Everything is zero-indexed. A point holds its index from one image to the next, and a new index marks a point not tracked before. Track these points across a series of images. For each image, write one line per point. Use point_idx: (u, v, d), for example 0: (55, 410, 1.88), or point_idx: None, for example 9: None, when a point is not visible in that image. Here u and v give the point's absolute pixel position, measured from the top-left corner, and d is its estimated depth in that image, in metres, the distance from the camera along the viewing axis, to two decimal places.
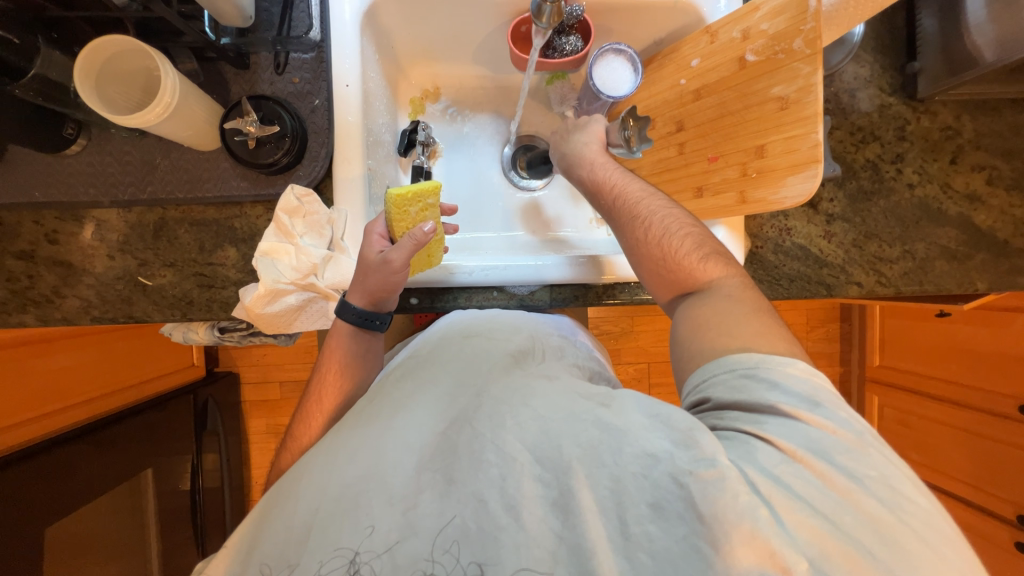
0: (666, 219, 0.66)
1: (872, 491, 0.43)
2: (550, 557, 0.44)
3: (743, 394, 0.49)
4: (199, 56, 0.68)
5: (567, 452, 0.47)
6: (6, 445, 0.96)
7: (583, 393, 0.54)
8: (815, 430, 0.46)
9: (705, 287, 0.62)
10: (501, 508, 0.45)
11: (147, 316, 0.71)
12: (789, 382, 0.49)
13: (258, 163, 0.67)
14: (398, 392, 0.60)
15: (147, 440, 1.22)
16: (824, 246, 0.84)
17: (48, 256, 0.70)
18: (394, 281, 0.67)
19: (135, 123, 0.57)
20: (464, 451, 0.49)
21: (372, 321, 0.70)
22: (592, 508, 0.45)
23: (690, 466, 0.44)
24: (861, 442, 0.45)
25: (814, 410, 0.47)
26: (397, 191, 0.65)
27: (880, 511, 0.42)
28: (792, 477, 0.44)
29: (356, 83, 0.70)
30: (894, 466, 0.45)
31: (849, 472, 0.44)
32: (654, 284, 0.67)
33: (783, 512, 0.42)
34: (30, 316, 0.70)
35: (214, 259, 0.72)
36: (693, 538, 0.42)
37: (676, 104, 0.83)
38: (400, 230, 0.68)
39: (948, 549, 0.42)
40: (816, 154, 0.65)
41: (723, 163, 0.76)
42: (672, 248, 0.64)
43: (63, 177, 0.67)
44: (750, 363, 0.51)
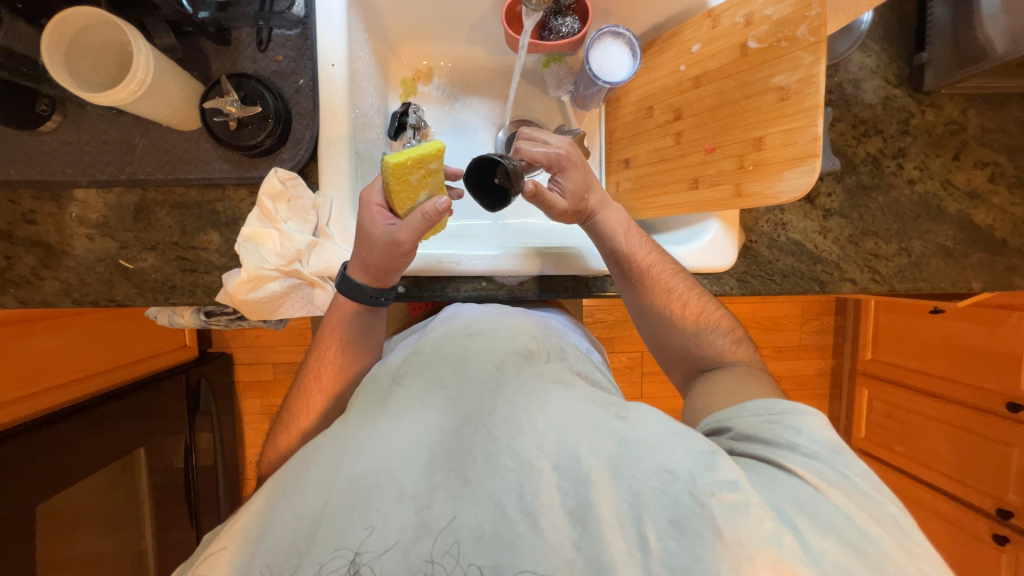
0: (695, 294, 0.70)
1: (887, 528, 0.42)
2: (565, 567, 0.40)
3: (766, 433, 0.50)
4: (177, 30, 0.65)
5: (585, 459, 0.44)
6: (9, 420, 0.96)
7: (598, 402, 0.50)
8: (834, 470, 0.46)
9: (719, 363, 0.66)
10: (519, 514, 0.41)
11: (129, 299, 0.70)
12: (812, 426, 0.49)
13: (240, 145, 0.66)
14: (404, 392, 0.53)
15: (139, 418, 1.23)
16: (819, 241, 0.82)
17: (25, 237, 0.68)
18: (400, 261, 0.63)
19: (110, 101, 0.54)
20: (477, 452, 0.45)
21: (378, 299, 0.66)
22: (610, 519, 0.42)
23: (715, 484, 0.42)
24: (874, 488, 0.45)
25: (837, 457, 0.47)
26: (396, 159, 0.58)
27: (897, 551, 0.41)
28: (811, 507, 0.42)
29: (342, 62, 0.68)
30: (900, 510, 0.44)
31: (866, 509, 0.43)
32: (668, 349, 0.71)
33: (807, 536, 0.40)
34: (8, 297, 0.69)
35: (196, 244, 0.70)
36: (711, 558, 0.39)
37: (675, 91, 0.81)
38: (401, 202, 0.62)
39: None
40: (814, 149, 0.63)
41: (720, 154, 0.74)
42: (699, 324, 0.69)
43: (38, 155, 0.65)
44: (776, 410, 0.52)
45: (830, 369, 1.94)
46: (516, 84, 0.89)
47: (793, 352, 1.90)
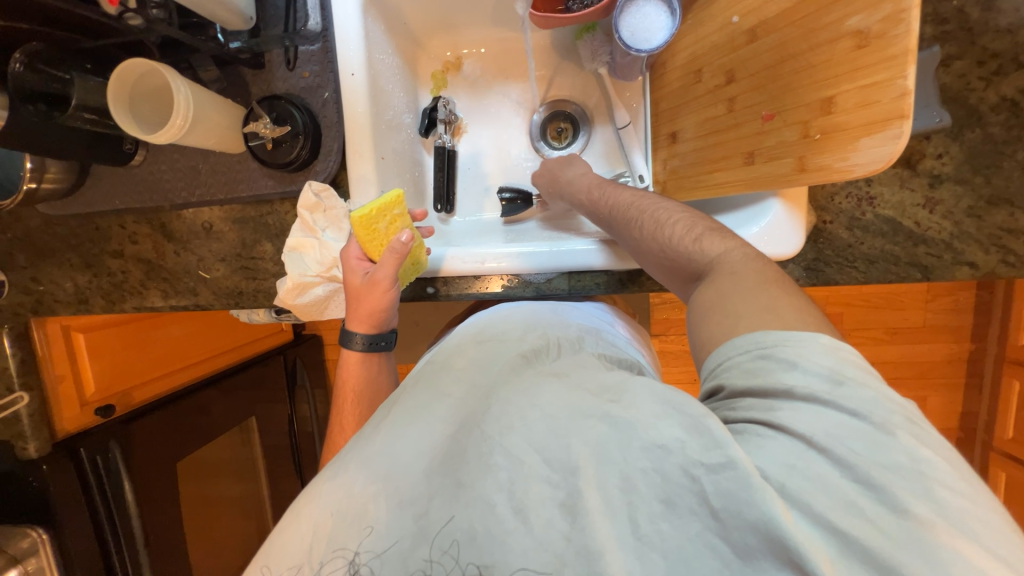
0: (657, 213, 0.62)
1: (918, 486, 0.35)
2: (556, 561, 0.39)
3: (756, 380, 0.41)
4: (219, 61, 0.71)
5: (577, 452, 0.41)
6: (148, 396, 1.19)
7: (592, 389, 0.46)
8: (830, 411, 0.38)
9: (715, 266, 0.53)
10: (508, 507, 0.41)
11: (210, 304, 0.82)
12: (809, 358, 0.40)
13: (277, 162, 0.71)
14: (412, 398, 0.55)
15: (253, 390, 1.45)
16: (923, 217, 0.66)
17: (133, 255, 0.82)
18: (385, 301, 0.69)
19: (163, 141, 0.61)
20: (472, 454, 0.45)
21: (381, 344, 0.74)
22: (600, 508, 0.39)
23: (702, 457, 0.38)
24: (886, 422, 0.37)
25: (836, 390, 0.38)
26: (359, 212, 0.65)
27: (914, 506, 0.34)
28: (814, 474, 0.36)
29: (362, 71, 0.71)
30: (936, 454, 0.36)
31: (889, 462, 0.35)
32: (666, 266, 0.59)
33: (804, 502, 0.36)
34: (127, 304, 0.84)
35: (255, 254, 0.79)
36: (706, 534, 0.37)
37: (727, 49, 0.69)
38: (375, 249, 0.69)
39: (993, 543, 0.34)
40: (903, 107, 0.49)
41: (780, 122, 0.62)
42: (667, 240, 0.59)
43: (133, 186, 0.77)
44: (767, 342, 0.42)
45: (965, 355, 1.61)
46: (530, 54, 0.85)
47: (913, 335, 1.60)
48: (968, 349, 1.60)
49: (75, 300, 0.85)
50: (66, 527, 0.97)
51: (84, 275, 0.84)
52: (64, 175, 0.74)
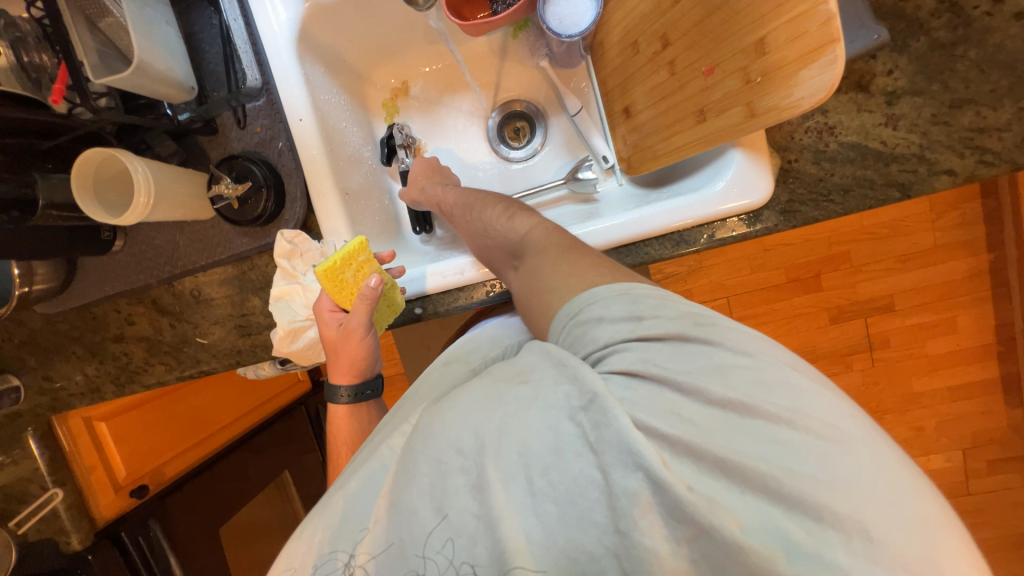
0: (490, 210, 0.70)
1: (721, 373, 0.42)
2: (471, 542, 0.40)
3: (581, 340, 0.48)
4: (174, 135, 0.74)
5: (484, 435, 0.42)
6: (181, 469, 1.20)
7: (508, 374, 0.47)
8: (656, 345, 0.44)
9: (521, 245, 0.63)
10: (433, 508, 0.42)
11: (212, 367, 0.84)
12: (610, 308, 0.48)
13: (246, 218, 0.73)
14: (373, 437, 0.55)
15: (284, 445, 1.47)
16: (887, 135, 0.65)
17: (133, 336, 0.84)
18: (361, 348, 0.73)
19: (131, 221, 0.63)
20: (403, 472, 0.45)
21: (366, 392, 0.77)
22: (499, 478, 0.40)
23: (579, 401, 0.41)
24: (689, 333, 0.45)
25: (641, 324, 0.46)
26: (324, 266, 0.67)
27: (727, 395, 0.41)
28: (651, 395, 0.41)
29: (309, 115, 0.73)
30: (728, 347, 0.44)
31: (698, 364, 0.43)
32: (489, 253, 0.69)
33: (647, 420, 0.39)
34: (136, 383, 0.86)
35: (245, 310, 0.81)
36: (589, 471, 0.39)
37: (656, 15, 0.69)
38: (345, 298, 0.71)
39: (799, 404, 0.41)
40: (832, 32, 0.49)
41: (721, 74, 0.62)
42: (497, 232, 0.67)
43: (118, 270, 0.80)
44: (577, 306, 0.50)
45: (987, 266, 1.55)
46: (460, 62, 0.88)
47: (927, 257, 1.55)
48: (989, 260, 1.54)
49: (88, 390, 0.87)
50: None
51: (92, 365, 0.87)
52: (53, 274, 0.77)
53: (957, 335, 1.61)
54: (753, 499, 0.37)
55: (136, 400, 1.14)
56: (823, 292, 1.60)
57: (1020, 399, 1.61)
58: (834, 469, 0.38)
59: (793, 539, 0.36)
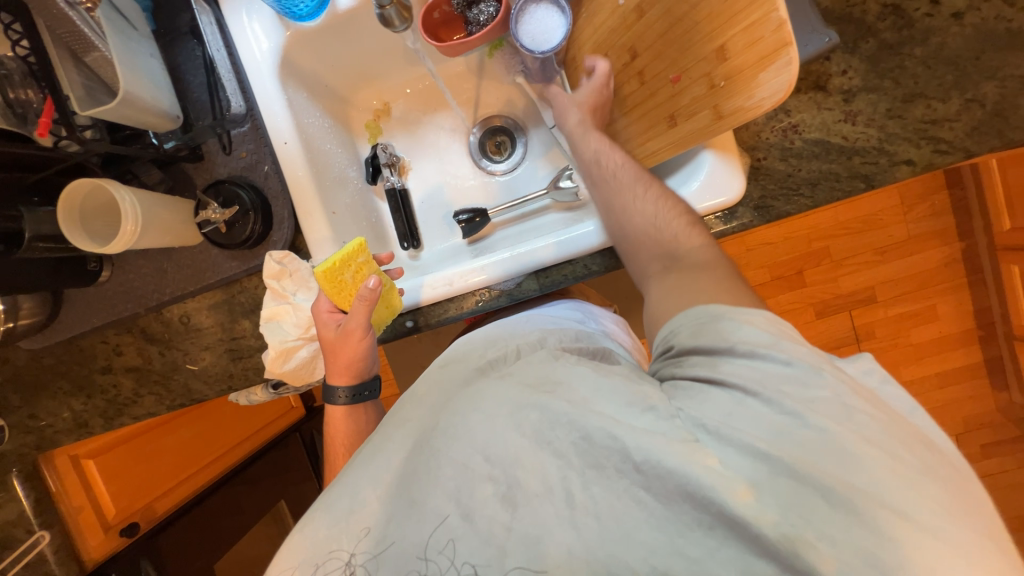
0: (648, 190, 0.63)
1: (839, 411, 0.41)
2: (497, 554, 0.42)
3: (705, 342, 0.47)
4: (160, 164, 0.75)
5: (513, 447, 0.45)
6: (172, 505, 1.17)
7: (531, 382, 0.50)
8: (774, 366, 0.44)
9: (682, 253, 0.58)
10: (455, 514, 0.44)
11: (204, 394, 0.83)
12: (751, 328, 0.46)
13: (235, 241, 0.74)
14: (376, 437, 0.54)
15: (281, 471, 1.43)
16: (848, 131, 0.68)
17: (122, 366, 0.83)
18: (360, 348, 0.72)
19: (117, 250, 0.64)
20: (422, 469, 0.47)
21: (364, 394, 0.76)
22: (539, 490, 0.43)
23: (641, 425, 0.43)
24: (816, 366, 0.43)
25: (774, 347, 0.45)
26: (323, 267, 0.67)
27: (828, 427, 0.40)
28: (748, 417, 0.42)
29: (293, 138, 0.75)
30: (853, 389, 0.43)
31: (817, 398, 0.42)
32: (626, 240, 0.63)
33: (736, 440, 0.41)
34: (125, 415, 0.85)
35: (236, 334, 0.81)
36: (634, 489, 0.42)
37: (623, 29, 0.73)
38: (344, 299, 0.70)
39: (905, 450, 0.40)
40: (785, 37, 0.53)
41: (687, 80, 0.66)
42: (648, 217, 0.61)
43: (105, 300, 0.79)
44: (709, 315, 0.49)
45: (960, 254, 1.60)
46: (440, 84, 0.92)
47: (902, 248, 1.61)
48: (961, 248, 1.60)
49: (75, 425, 0.86)
50: None
51: (79, 399, 0.85)
52: (39, 308, 0.77)
53: (938, 322, 1.65)
54: (847, 537, 0.38)
55: (124, 435, 1.11)
56: (808, 287, 1.64)
57: (1005, 381, 1.65)
58: (943, 526, 0.37)
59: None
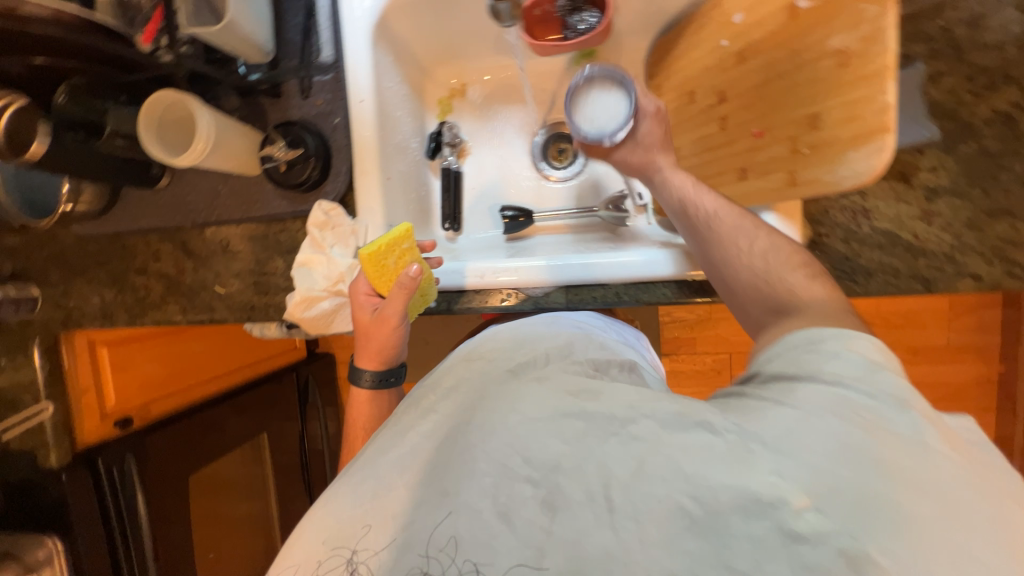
0: (752, 242, 0.59)
1: (914, 443, 0.38)
2: (538, 554, 0.40)
3: (796, 366, 0.45)
4: (241, 92, 0.77)
5: (556, 450, 0.44)
6: (165, 410, 1.22)
7: (570, 390, 0.49)
8: (858, 390, 0.41)
9: (796, 303, 0.53)
10: (492, 513, 0.42)
11: (223, 317, 0.85)
12: (848, 351, 0.44)
13: (291, 182, 0.76)
14: (404, 417, 0.56)
15: (268, 407, 1.46)
16: (921, 230, 0.66)
17: (157, 271, 0.87)
18: (393, 337, 0.74)
19: (184, 163, 0.66)
20: (455, 460, 0.47)
21: (390, 380, 0.78)
22: (582, 496, 0.41)
23: (687, 434, 0.42)
24: (900, 400, 0.40)
25: (872, 377, 0.42)
26: (369, 249, 0.69)
27: (899, 454, 0.37)
28: (816, 429, 0.39)
29: (370, 98, 0.76)
30: (939, 429, 0.39)
31: (893, 427, 0.39)
32: (734, 293, 0.60)
33: (797, 452, 0.38)
34: (148, 317, 0.88)
35: (267, 269, 0.83)
36: (682, 501, 0.39)
37: (719, 70, 0.72)
38: (383, 283, 0.73)
39: (976, 491, 0.36)
40: (886, 122, 0.51)
41: (770, 138, 0.64)
42: (756, 270, 0.58)
43: (159, 206, 0.83)
44: (814, 337, 0.46)
45: (993, 377, 1.54)
46: (525, 81, 0.93)
47: (936, 355, 1.54)
48: (997, 371, 1.53)
49: (101, 314, 0.90)
50: (80, 536, 1.00)
51: (110, 291, 0.89)
52: (97, 198, 0.81)
53: None
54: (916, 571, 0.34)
55: (139, 334, 1.17)
56: None
57: None
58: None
59: None
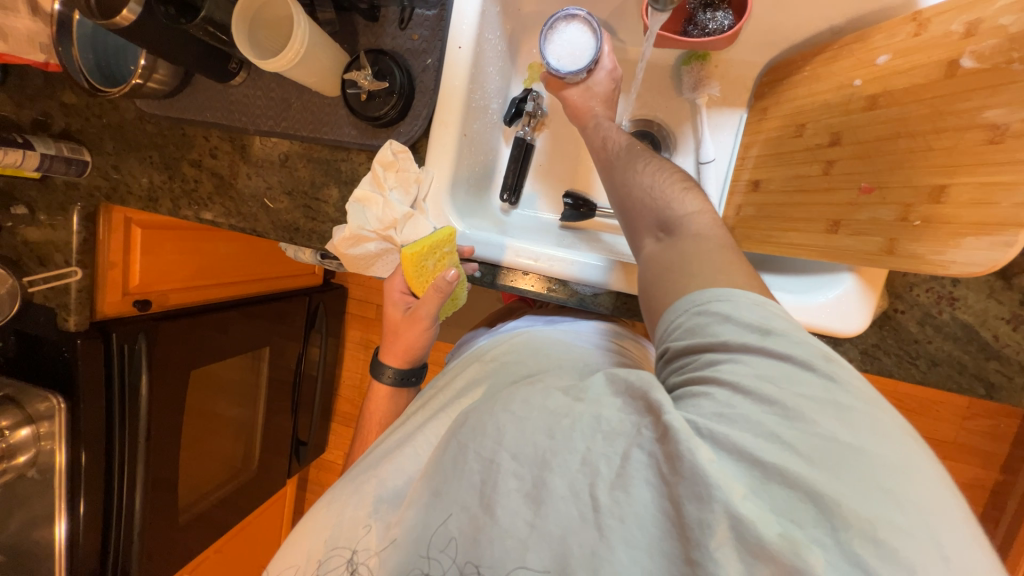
0: (654, 173, 0.63)
1: (832, 411, 0.38)
2: (520, 546, 0.41)
3: (701, 335, 0.45)
4: (338, 5, 0.73)
5: (543, 449, 0.43)
6: (179, 302, 1.23)
7: (561, 388, 0.48)
8: (769, 362, 0.41)
9: (683, 224, 0.56)
10: (478, 505, 0.44)
11: (265, 232, 0.84)
12: (741, 311, 0.44)
13: (366, 114, 0.73)
14: (406, 426, 0.61)
15: (276, 322, 1.47)
16: (1003, 332, 0.62)
17: (210, 168, 0.85)
18: (421, 337, 0.81)
19: (271, 66, 0.63)
20: (446, 470, 0.48)
21: (410, 380, 0.86)
22: (565, 492, 0.41)
23: (653, 433, 0.40)
24: (807, 363, 0.40)
25: (765, 340, 0.42)
26: (413, 249, 0.73)
27: (823, 432, 0.37)
28: (741, 415, 0.39)
29: (469, 46, 0.72)
30: (853, 386, 0.39)
31: (810, 393, 0.39)
32: (629, 208, 0.63)
33: (725, 438, 0.38)
34: (191, 211, 0.87)
35: (320, 196, 0.81)
36: (659, 504, 0.38)
37: (840, 110, 0.67)
38: (420, 282, 0.77)
39: (896, 450, 0.37)
40: (1023, 216, 0.46)
41: (879, 198, 0.59)
42: (653, 194, 0.61)
43: (227, 102, 0.80)
44: (706, 299, 0.47)
45: (990, 484, 1.52)
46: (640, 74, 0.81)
47: (939, 447, 1.52)
48: (995, 480, 1.51)
49: (146, 196, 0.89)
50: (84, 402, 1.00)
51: (161, 175, 0.88)
52: (168, 78, 0.78)
53: None
54: (860, 556, 0.33)
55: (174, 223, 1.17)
56: None
57: None
58: (943, 528, 0.34)
59: None
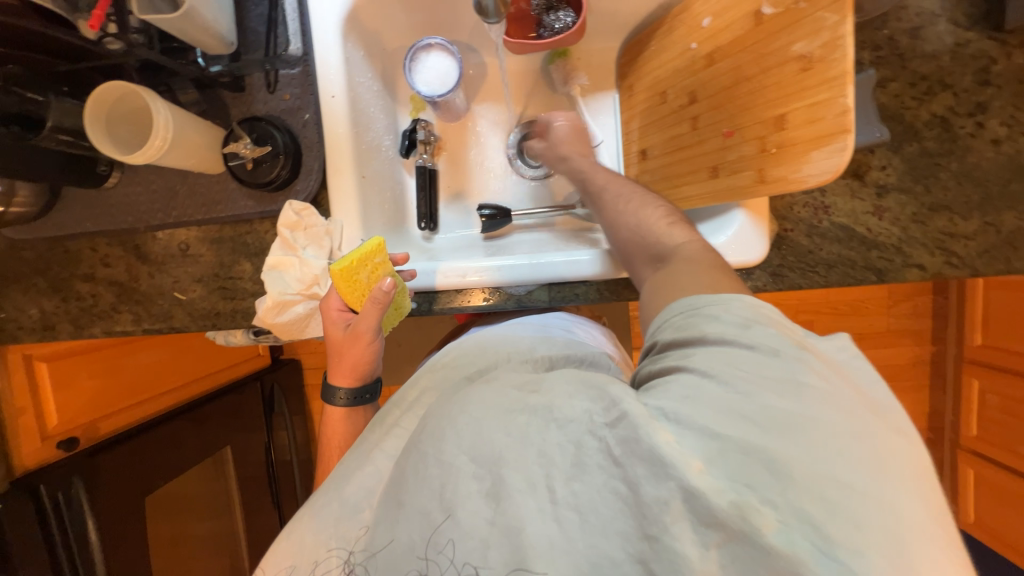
0: (648, 202, 0.67)
1: (790, 386, 0.39)
2: (482, 546, 0.41)
3: (686, 331, 0.47)
4: (199, 84, 0.73)
5: (500, 444, 0.44)
6: (114, 428, 1.11)
7: (516, 385, 0.51)
8: (740, 350, 0.42)
9: (671, 252, 0.60)
10: (437, 509, 0.45)
11: (184, 326, 0.80)
12: (730, 311, 0.46)
13: (258, 181, 0.72)
14: (366, 440, 0.60)
15: (230, 417, 1.37)
16: (873, 224, 0.71)
17: (105, 278, 0.80)
18: (371, 351, 0.73)
19: (140, 160, 0.61)
20: (410, 469, 0.49)
21: (366, 396, 0.76)
22: (520, 485, 0.42)
23: (604, 418, 0.42)
24: (773, 350, 0.42)
25: (745, 331, 0.44)
26: (340, 265, 0.66)
27: (779, 401, 0.39)
28: (702, 396, 0.40)
29: (341, 93, 0.74)
30: (812, 366, 0.41)
31: (772, 374, 0.40)
32: (622, 243, 0.67)
33: (687, 422, 0.39)
34: (96, 327, 0.81)
35: (233, 273, 0.78)
36: (612, 481, 0.40)
37: (688, 71, 0.75)
38: (356, 299, 0.70)
39: (851, 417, 0.38)
40: (844, 123, 0.54)
41: (740, 138, 0.66)
42: (647, 223, 0.64)
43: (106, 207, 0.76)
44: (697, 303, 0.49)
45: (927, 356, 1.69)
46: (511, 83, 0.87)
47: (878, 338, 1.68)
48: (929, 351, 1.68)
49: (40, 326, 0.82)
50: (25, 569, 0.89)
51: (52, 300, 0.81)
52: (33, 199, 0.74)
53: None
54: (802, 509, 0.35)
55: (83, 346, 1.07)
56: None
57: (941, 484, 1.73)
58: (897, 494, 0.36)
59: (827, 540, 0.34)
